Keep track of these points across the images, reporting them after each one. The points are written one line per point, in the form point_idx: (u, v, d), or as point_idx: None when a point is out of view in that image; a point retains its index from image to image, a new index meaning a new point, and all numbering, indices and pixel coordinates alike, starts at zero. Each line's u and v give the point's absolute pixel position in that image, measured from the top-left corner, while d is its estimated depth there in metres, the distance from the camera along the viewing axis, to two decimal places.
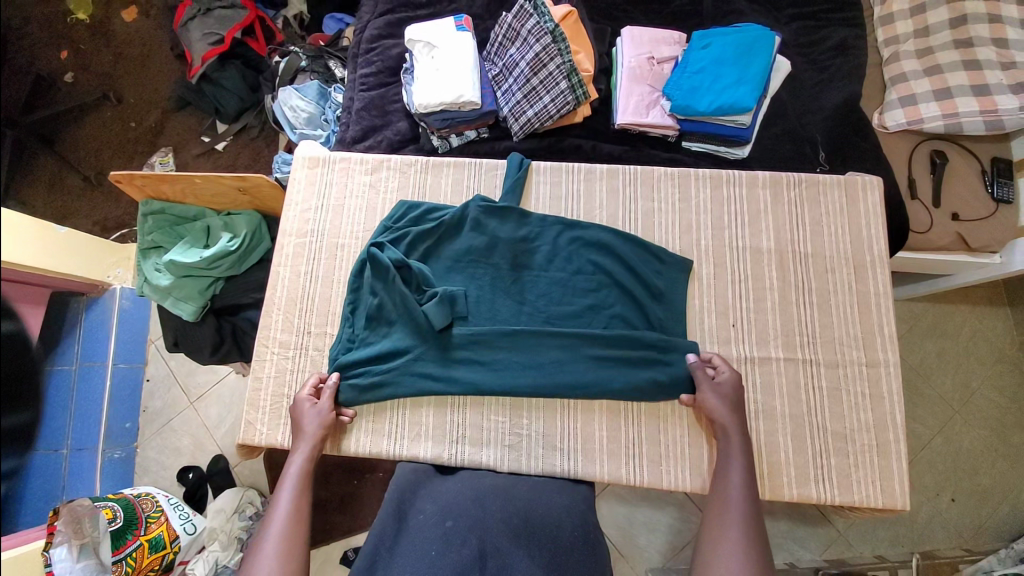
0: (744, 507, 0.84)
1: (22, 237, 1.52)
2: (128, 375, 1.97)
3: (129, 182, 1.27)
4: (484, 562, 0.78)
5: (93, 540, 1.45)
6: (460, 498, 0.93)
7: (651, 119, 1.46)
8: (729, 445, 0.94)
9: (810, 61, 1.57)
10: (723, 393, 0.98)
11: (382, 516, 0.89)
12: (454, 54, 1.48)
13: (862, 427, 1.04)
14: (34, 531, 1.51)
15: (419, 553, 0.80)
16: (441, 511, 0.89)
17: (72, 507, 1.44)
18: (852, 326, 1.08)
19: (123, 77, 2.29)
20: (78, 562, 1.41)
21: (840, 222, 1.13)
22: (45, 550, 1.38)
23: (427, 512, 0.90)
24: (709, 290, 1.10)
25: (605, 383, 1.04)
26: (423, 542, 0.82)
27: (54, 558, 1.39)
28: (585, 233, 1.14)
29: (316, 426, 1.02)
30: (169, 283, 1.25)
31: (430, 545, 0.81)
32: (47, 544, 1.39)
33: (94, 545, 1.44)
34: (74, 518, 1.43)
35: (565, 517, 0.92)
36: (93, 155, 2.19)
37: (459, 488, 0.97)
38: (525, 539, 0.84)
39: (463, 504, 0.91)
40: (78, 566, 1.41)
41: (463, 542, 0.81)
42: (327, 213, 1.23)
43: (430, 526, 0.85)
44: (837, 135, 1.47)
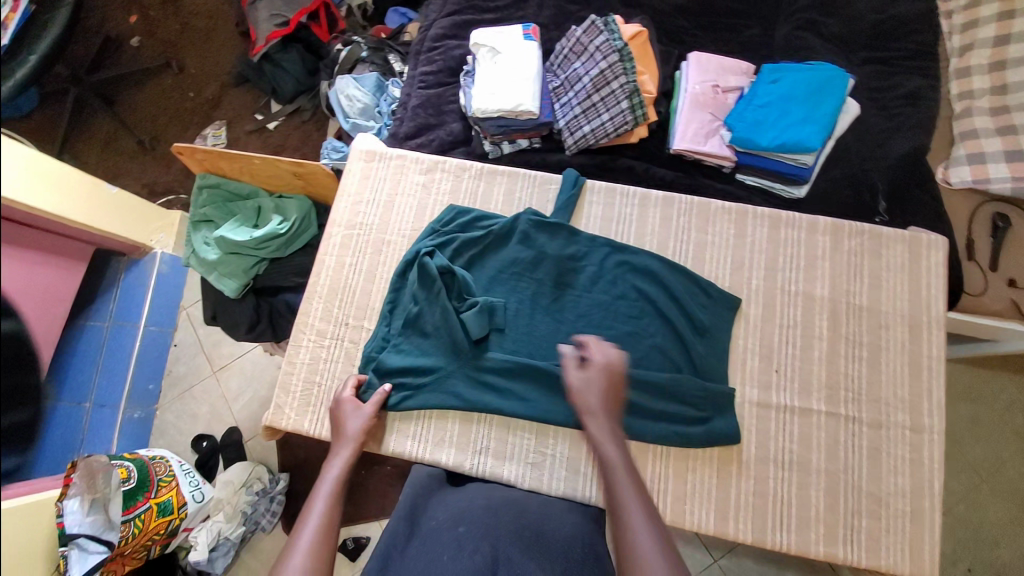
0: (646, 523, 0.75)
1: (74, 194, 1.56)
2: (157, 337, 2.01)
3: (191, 154, 1.30)
4: (495, 566, 0.76)
5: (104, 496, 1.44)
6: (472, 507, 0.92)
7: (709, 148, 1.44)
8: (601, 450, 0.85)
9: (879, 106, 1.53)
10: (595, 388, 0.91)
11: (396, 517, 0.89)
12: (517, 62, 1.48)
13: (897, 492, 1.00)
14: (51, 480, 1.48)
15: (430, 556, 0.78)
16: (454, 518, 0.88)
17: (90, 461, 1.46)
18: (900, 387, 1.04)
19: (187, 47, 2.35)
20: (88, 517, 1.39)
21: (898, 279, 1.09)
22: (57, 501, 1.37)
23: (439, 518, 0.89)
24: (755, 332, 1.07)
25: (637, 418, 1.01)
26: (435, 546, 0.80)
27: (66, 510, 1.37)
28: (634, 258, 1.12)
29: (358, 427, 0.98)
30: (216, 257, 1.28)
31: (442, 550, 0.79)
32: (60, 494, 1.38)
33: (105, 502, 1.44)
34: (90, 472, 1.44)
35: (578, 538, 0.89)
36: (149, 120, 2.24)
37: (472, 500, 0.95)
38: (533, 551, 0.81)
39: (477, 512, 0.89)
40: (86, 521, 1.39)
41: (474, 548, 0.78)
42: (377, 207, 1.24)
43: (442, 531, 0.84)
44: (898, 186, 1.43)
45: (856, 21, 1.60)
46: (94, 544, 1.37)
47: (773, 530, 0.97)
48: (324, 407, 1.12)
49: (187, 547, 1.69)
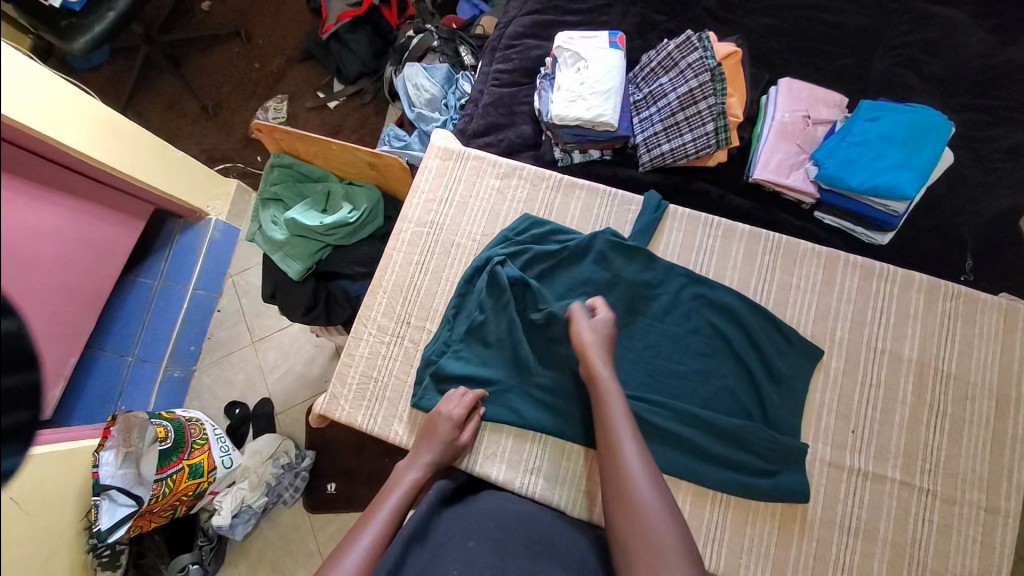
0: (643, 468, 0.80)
1: (139, 153, 1.58)
2: (203, 302, 1.99)
3: (269, 132, 1.31)
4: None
5: (135, 451, 1.51)
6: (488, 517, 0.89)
7: (792, 182, 1.37)
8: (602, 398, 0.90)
9: (977, 157, 1.44)
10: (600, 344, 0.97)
11: (408, 532, 0.86)
12: (601, 71, 1.43)
13: (965, 574, 0.95)
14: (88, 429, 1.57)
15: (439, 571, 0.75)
16: (464, 530, 0.85)
17: (129, 416, 1.51)
18: (981, 464, 0.98)
19: (258, 18, 2.35)
20: (120, 469, 1.48)
21: (992, 349, 1.03)
22: (96, 451, 1.46)
23: (453, 530, 0.86)
24: (833, 387, 1.03)
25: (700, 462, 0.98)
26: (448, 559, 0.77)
27: (102, 460, 1.46)
28: (712, 293, 1.08)
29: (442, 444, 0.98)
30: (283, 238, 1.29)
31: (451, 564, 0.76)
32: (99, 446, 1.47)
33: (135, 457, 1.51)
34: (127, 427, 1.50)
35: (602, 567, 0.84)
36: (215, 87, 2.26)
37: (486, 511, 0.91)
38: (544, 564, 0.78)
39: (488, 526, 0.86)
40: (119, 473, 1.47)
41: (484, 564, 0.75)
42: (450, 208, 1.22)
43: (452, 546, 0.81)
44: (989, 244, 1.35)
45: (961, 62, 1.51)
46: (123, 497, 1.44)
47: None
48: (380, 404, 1.12)
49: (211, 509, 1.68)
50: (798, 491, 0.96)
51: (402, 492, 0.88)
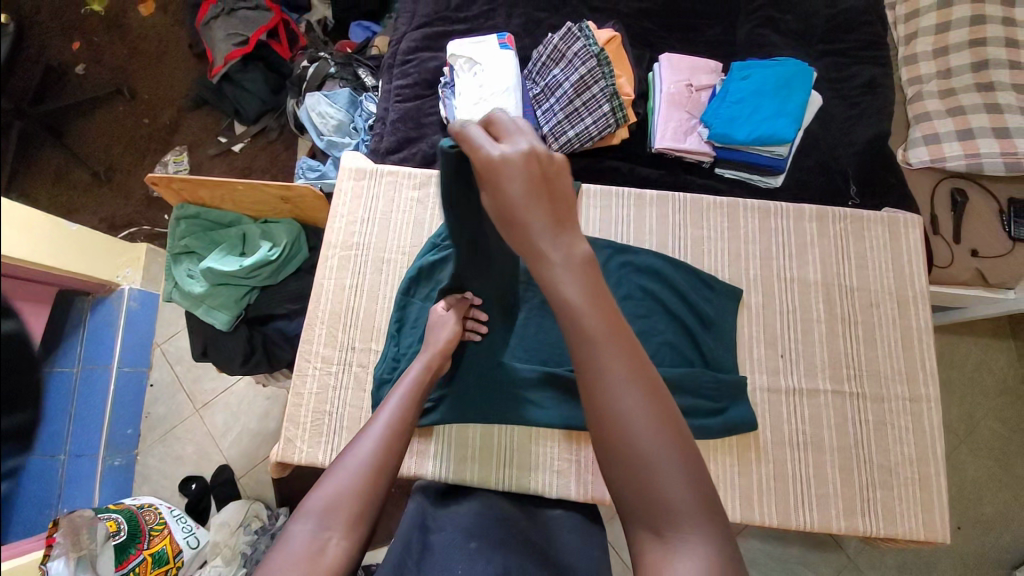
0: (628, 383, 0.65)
1: (34, 234, 1.45)
2: (132, 378, 1.87)
3: (167, 184, 1.25)
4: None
5: (91, 552, 1.35)
6: (482, 516, 0.93)
7: (689, 145, 1.48)
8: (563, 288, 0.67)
9: (840, 96, 1.61)
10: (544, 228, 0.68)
11: (404, 530, 0.88)
12: (496, 72, 1.48)
13: (904, 460, 1.05)
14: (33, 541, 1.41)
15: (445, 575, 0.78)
16: (463, 531, 0.88)
17: (72, 517, 1.38)
18: (897, 360, 1.10)
19: (139, 73, 2.23)
20: None
21: (884, 257, 1.16)
22: (42, 563, 1.31)
23: (448, 529, 0.89)
24: (758, 320, 1.12)
25: None
26: (449, 561, 0.81)
27: (52, 572, 1.30)
28: (636, 258, 1.15)
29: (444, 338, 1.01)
30: (203, 290, 1.23)
31: (454, 566, 0.80)
32: (45, 556, 1.31)
33: (91, 559, 1.35)
34: (73, 529, 1.36)
35: (579, 550, 0.89)
36: (103, 150, 2.12)
37: (475, 511, 0.95)
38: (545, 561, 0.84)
39: (485, 524, 0.90)
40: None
41: (487, 561, 0.80)
42: (373, 226, 1.21)
43: (454, 547, 0.84)
44: (866, 169, 1.51)
45: (811, 16, 1.69)
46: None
47: (796, 509, 1.01)
48: (339, 436, 1.09)
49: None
50: (744, 422, 1.03)
51: (400, 401, 0.87)
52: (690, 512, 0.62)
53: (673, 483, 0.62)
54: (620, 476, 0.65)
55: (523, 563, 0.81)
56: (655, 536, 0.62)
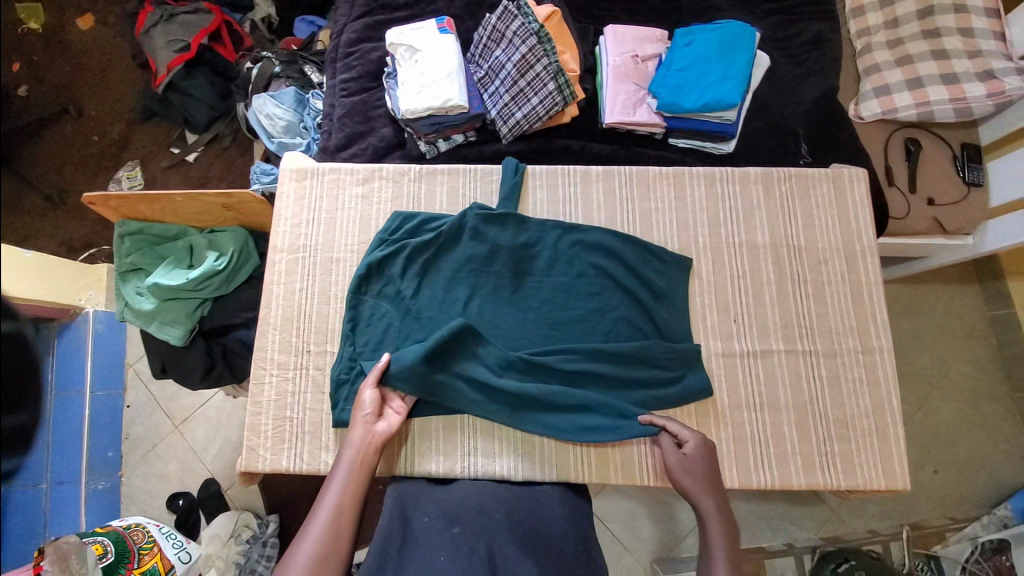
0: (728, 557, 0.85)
1: None
2: (107, 403, 1.78)
3: (104, 203, 1.22)
4: (493, 567, 0.79)
5: None
6: (465, 505, 0.95)
7: (639, 117, 1.46)
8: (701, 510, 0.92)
9: (788, 54, 1.60)
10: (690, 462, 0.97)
11: (386, 519, 0.91)
12: (437, 57, 1.44)
13: (860, 412, 1.09)
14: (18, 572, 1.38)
15: (429, 560, 0.80)
16: (446, 516, 0.91)
17: (59, 544, 1.34)
18: (847, 316, 1.13)
19: (85, 87, 2.09)
20: None
21: (830, 215, 1.19)
22: None
23: (431, 515, 0.92)
24: (709, 288, 1.15)
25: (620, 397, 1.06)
26: (432, 550, 0.82)
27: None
28: (586, 236, 1.15)
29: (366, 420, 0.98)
30: (153, 306, 1.21)
31: (437, 551, 0.82)
32: None
33: None
34: (61, 555, 1.32)
35: (556, 517, 0.96)
36: (52, 172, 2.01)
37: (463, 500, 0.96)
38: (531, 546, 0.85)
39: (470, 511, 0.92)
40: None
41: (471, 549, 0.81)
42: (319, 226, 1.20)
43: (438, 532, 0.86)
44: (817, 127, 1.50)
45: None
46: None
47: (756, 469, 1.05)
48: (301, 441, 1.08)
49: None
50: (698, 389, 1.06)
51: (355, 447, 0.94)
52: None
53: None
54: None
55: (505, 542, 0.84)
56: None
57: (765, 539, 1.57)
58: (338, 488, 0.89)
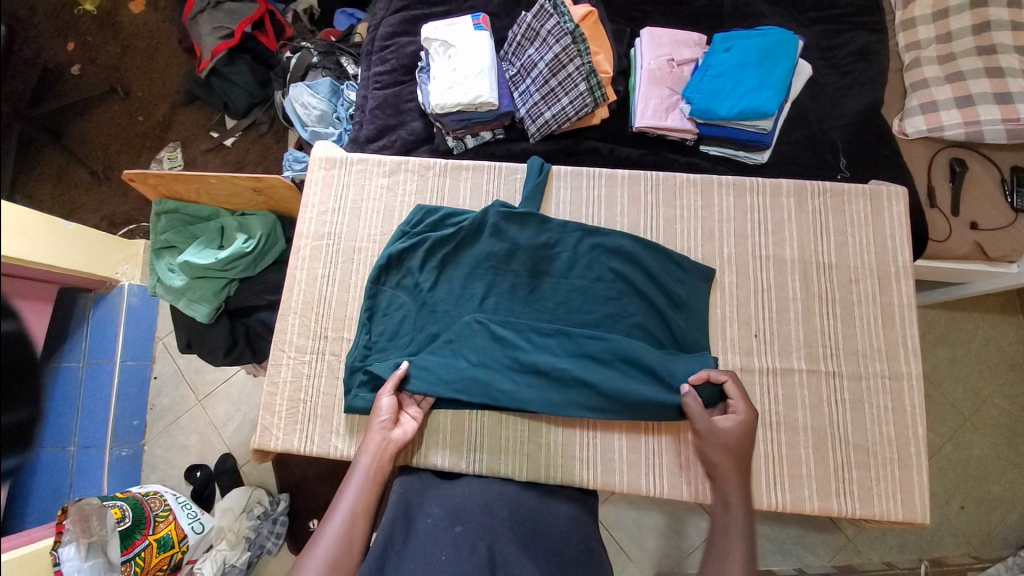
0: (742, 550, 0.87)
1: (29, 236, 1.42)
2: (135, 372, 1.88)
3: (143, 181, 1.27)
4: (493, 567, 0.80)
5: (101, 538, 1.38)
6: (468, 502, 0.96)
7: (671, 123, 1.44)
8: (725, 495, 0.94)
9: (831, 65, 1.55)
10: (729, 440, 0.98)
11: (390, 514, 0.91)
12: (471, 53, 1.45)
13: (882, 440, 1.05)
14: (41, 530, 1.40)
15: (430, 557, 0.82)
16: (448, 514, 0.91)
17: (82, 505, 1.40)
18: (876, 338, 1.10)
19: (133, 69, 2.17)
20: (87, 562, 1.35)
21: (865, 233, 1.16)
22: (53, 549, 1.33)
23: (434, 515, 0.91)
24: (731, 300, 1.14)
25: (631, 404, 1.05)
26: (434, 546, 0.84)
27: (64, 558, 1.34)
28: (607, 240, 1.15)
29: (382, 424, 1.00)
30: (183, 284, 1.26)
31: (439, 550, 0.83)
32: (55, 543, 1.34)
33: (102, 544, 1.38)
34: (84, 516, 1.38)
35: (562, 516, 0.97)
36: (100, 150, 2.09)
37: (467, 496, 0.98)
38: (531, 548, 0.86)
39: (472, 509, 0.92)
40: (87, 566, 1.35)
41: (472, 548, 0.82)
42: (344, 215, 1.22)
43: (439, 530, 0.87)
44: (857, 141, 1.45)
45: None
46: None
47: (767, 489, 1.03)
48: (314, 424, 1.11)
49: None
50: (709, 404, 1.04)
51: (369, 455, 0.96)
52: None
53: None
54: None
55: (507, 541, 0.85)
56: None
57: (776, 563, 1.52)
58: (352, 494, 0.91)
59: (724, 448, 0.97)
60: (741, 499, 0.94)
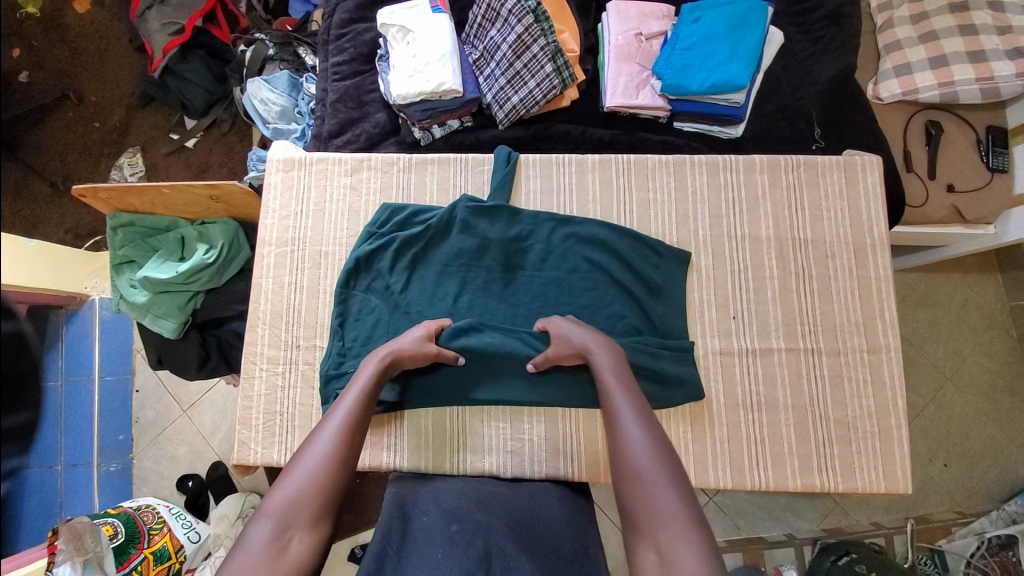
0: (633, 409, 0.81)
1: None
2: (116, 387, 1.75)
3: (93, 195, 1.21)
4: (489, 563, 0.77)
5: (96, 555, 1.31)
6: (464, 502, 0.94)
7: (642, 100, 1.39)
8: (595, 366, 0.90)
9: (802, 31, 1.51)
10: (579, 329, 0.97)
11: (386, 515, 0.90)
12: (431, 38, 1.38)
13: (863, 413, 1.07)
14: (37, 550, 1.41)
15: (425, 554, 0.80)
16: (445, 515, 0.90)
17: (71, 524, 1.32)
18: (854, 312, 1.10)
19: (83, 73, 2.03)
20: None
21: (840, 204, 1.15)
22: (47, 571, 1.26)
23: (431, 513, 0.91)
24: (709, 283, 1.13)
25: None
26: (429, 547, 0.82)
27: None
28: (579, 228, 1.13)
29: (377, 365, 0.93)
30: (145, 300, 1.21)
31: (435, 548, 0.81)
32: (48, 564, 1.27)
33: (98, 561, 1.30)
34: (75, 535, 1.31)
35: (558, 515, 0.95)
36: (57, 160, 1.96)
37: (459, 496, 0.96)
38: (527, 545, 0.84)
39: (467, 508, 0.92)
40: None
41: (468, 544, 0.81)
42: (307, 219, 1.19)
43: (435, 532, 0.85)
44: (832, 109, 1.41)
45: None
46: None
47: (750, 469, 1.05)
48: (292, 435, 1.09)
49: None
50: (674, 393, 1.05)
51: (366, 378, 0.90)
52: (681, 523, 0.66)
53: (671, 496, 0.69)
54: (634, 495, 0.71)
55: (505, 541, 0.83)
56: (654, 547, 0.65)
57: (766, 530, 1.54)
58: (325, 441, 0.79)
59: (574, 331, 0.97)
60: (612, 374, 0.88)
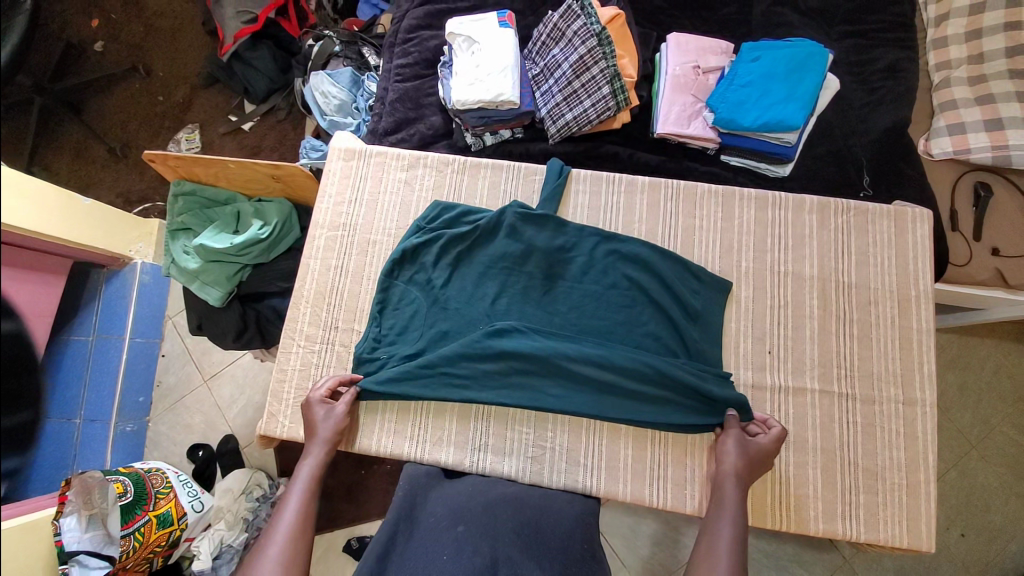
0: (730, 544, 0.87)
1: (36, 202, 1.39)
2: (144, 350, 1.78)
3: (163, 162, 1.28)
4: (495, 569, 0.80)
5: (101, 511, 1.34)
6: (473, 501, 0.95)
7: (693, 130, 1.42)
8: (721, 481, 0.95)
9: (859, 80, 1.52)
10: (741, 443, 0.99)
11: (393, 515, 0.92)
12: (495, 50, 1.44)
13: (892, 465, 1.05)
14: (46, 498, 1.41)
15: (431, 555, 0.82)
16: (451, 513, 0.91)
17: (84, 477, 1.36)
18: (891, 361, 1.10)
19: (154, 50, 2.13)
20: (87, 533, 1.32)
21: (887, 252, 1.16)
22: (55, 519, 1.30)
23: (438, 514, 0.92)
24: (746, 315, 1.14)
25: (635, 415, 1.05)
26: (436, 545, 0.84)
27: (64, 529, 1.30)
28: (622, 246, 1.15)
29: (331, 426, 1.03)
30: (197, 266, 1.26)
31: (441, 549, 0.83)
32: (57, 513, 1.31)
33: (102, 517, 1.34)
34: (85, 488, 1.35)
35: (563, 517, 0.95)
36: (119, 127, 2.04)
37: (469, 492, 0.98)
38: (536, 551, 0.85)
39: (471, 508, 0.93)
40: (86, 538, 1.31)
41: (474, 549, 0.82)
42: (360, 207, 1.23)
43: (441, 529, 0.87)
44: (881, 160, 1.42)
45: None
46: (95, 560, 1.29)
47: (770, 511, 1.03)
48: None
49: (191, 556, 1.51)
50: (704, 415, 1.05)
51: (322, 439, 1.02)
52: None
53: None
54: None
55: (510, 546, 0.84)
56: None
57: None
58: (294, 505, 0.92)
59: (745, 449, 0.98)
60: (737, 502, 0.93)
